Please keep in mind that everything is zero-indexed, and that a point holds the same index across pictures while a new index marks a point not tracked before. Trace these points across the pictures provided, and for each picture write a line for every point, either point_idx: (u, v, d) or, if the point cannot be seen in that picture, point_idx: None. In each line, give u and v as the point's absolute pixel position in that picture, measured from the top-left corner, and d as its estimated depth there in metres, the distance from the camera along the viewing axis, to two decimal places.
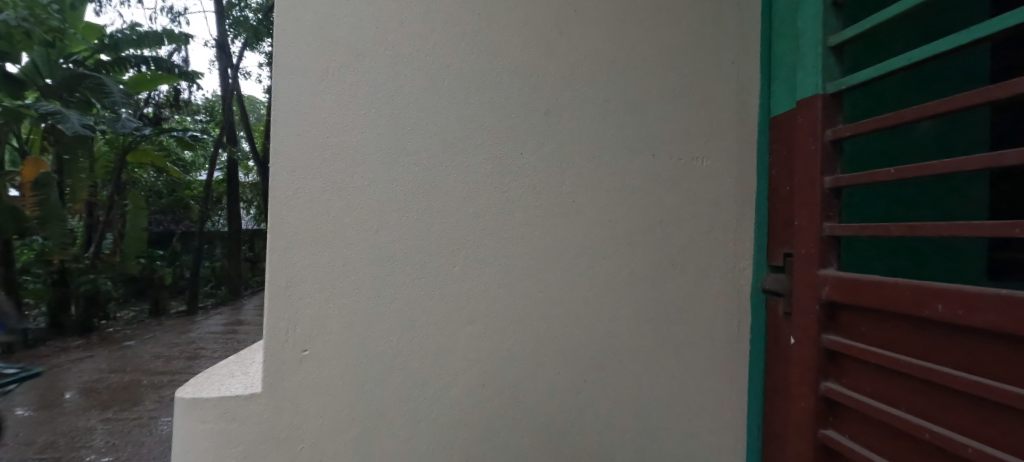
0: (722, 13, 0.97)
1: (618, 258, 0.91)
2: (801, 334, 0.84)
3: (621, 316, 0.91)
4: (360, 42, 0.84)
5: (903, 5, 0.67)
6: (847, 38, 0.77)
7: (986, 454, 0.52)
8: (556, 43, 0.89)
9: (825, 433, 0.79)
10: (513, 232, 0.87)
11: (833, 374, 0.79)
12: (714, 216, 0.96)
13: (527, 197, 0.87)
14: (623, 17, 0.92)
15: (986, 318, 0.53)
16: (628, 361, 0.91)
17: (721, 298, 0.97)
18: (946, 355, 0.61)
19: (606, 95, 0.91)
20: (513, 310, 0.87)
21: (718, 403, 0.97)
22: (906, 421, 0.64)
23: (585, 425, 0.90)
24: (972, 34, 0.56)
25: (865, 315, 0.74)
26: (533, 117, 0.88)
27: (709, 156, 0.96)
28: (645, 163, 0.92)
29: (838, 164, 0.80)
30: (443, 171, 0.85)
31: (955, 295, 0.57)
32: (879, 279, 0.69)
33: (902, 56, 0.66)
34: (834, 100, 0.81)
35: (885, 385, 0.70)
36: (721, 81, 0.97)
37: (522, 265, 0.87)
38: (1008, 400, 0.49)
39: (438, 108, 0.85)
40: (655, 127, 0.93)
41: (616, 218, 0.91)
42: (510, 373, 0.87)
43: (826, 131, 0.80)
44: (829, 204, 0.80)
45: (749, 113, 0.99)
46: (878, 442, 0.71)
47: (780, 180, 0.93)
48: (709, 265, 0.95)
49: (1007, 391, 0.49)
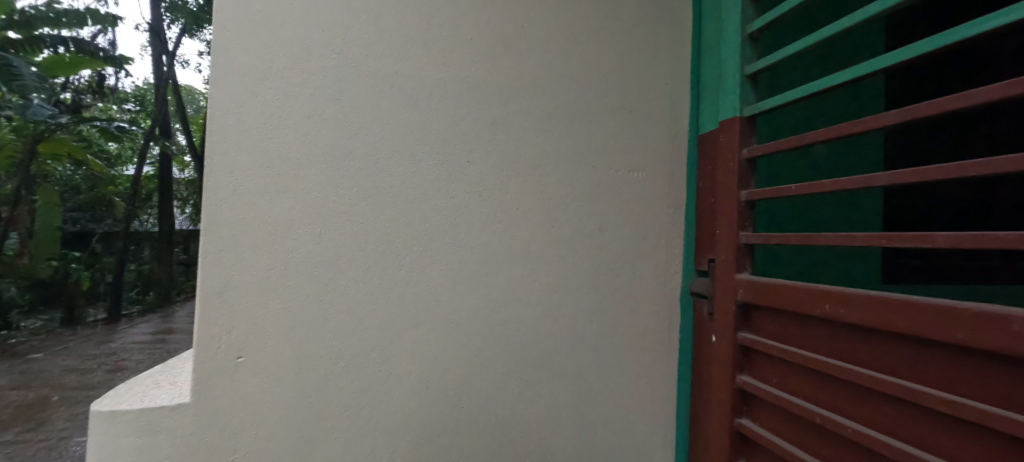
0: (658, 37, 1.06)
1: (560, 263, 0.96)
2: (721, 332, 0.94)
3: (564, 318, 0.96)
4: (306, 43, 0.83)
5: (802, 44, 0.79)
6: (760, 68, 0.89)
7: (867, 436, 0.64)
8: (504, 55, 0.93)
9: (739, 421, 0.89)
10: (459, 236, 0.89)
11: (745, 368, 0.90)
12: (649, 224, 1.04)
13: (474, 203, 0.90)
14: (567, 35, 0.98)
15: (862, 317, 0.65)
16: (569, 361, 0.96)
17: (655, 300, 1.04)
18: (833, 348, 0.73)
19: (551, 108, 0.96)
20: (458, 313, 0.89)
21: (650, 398, 1.04)
22: (800, 406, 0.75)
23: (527, 423, 0.94)
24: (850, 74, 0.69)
25: (770, 314, 0.85)
26: (481, 126, 0.91)
27: (644, 168, 1.03)
28: (587, 174, 0.98)
29: (752, 180, 0.91)
30: (389, 174, 0.86)
31: (840, 298, 0.69)
32: (782, 283, 0.80)
33: (802, 87, 0.78)
34: (748, 123, 0.92)
35: (785, 376, 0.81)
36: (656, 100, 1.05)
37: (467, 269, 0.89)
38: (884, 388, 0.61)
39: (385, 112, 0.86)
40: (597, 140, 0.99)
41: (558, 225, 0.96)
42: (454, 374, 0.89)
43: (742, 150, 0.91)
44: (744, 215, 0.90)
45: (680, 130, 1.08)
46: (780, 428, 0.82)
47: (705, 192, 1.02)
48: (645, 269, 1.03)
49: (883, 380, 0.61)
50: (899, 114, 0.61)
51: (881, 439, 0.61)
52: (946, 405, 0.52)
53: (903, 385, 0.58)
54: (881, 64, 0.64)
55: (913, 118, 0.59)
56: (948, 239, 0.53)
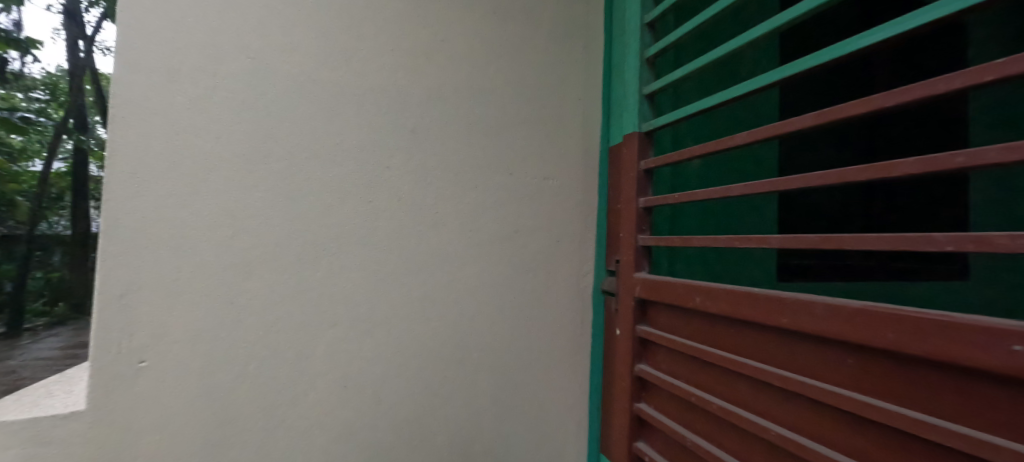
0: (572, 56, 1.16)
1: (478, 263, 1.02)
2: (624, 326, 1.05)
3: (481, 315, 1.02)
4: (218, 46, 0.83)
5: (684, 71, 0.94)
6: (655, 89, 1.01)
7: (725, 409, 0.77)
8: (425, 68, 0.98)
9: (637, 405, 1.00)
10: (377, 239, 0.93)
11: (642, 357, 1.01)
12: (563, 227, 1.13)
13: (393, 207, 0.94)
14: (487, 50, 1.05)
15: (722, 308, 0.79)
16: (487, 356, 1.03)
17: (569, 297, 1.13)
18: (702, 335, 0.86)
19: (470, 119, 1.02)
20: (376, 313, 0.92)
21: (565, 388, 1.13)
22: (680, 387, 0.87)
23: (446, 416, 0.99)
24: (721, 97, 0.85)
25: (661, 308, 0.97)
26: (400, 133, 0.95)
27: (560, 177, 1.12)
28: (505, 181, 1.05)
29: (650, 188, 1.02)
30: (307, 179, 0.88)
31: (707, 292, 0.82)
32: (667, 280, 0.92)
33: (686, 108, 0.92)
34: (646, 137, 1.03)
35: (671, 362, 0.93)
36: (570, 114, 1.15)
37: (386, 270, 0.93)
38: (738, 368, 0.74)
39: (303, 118, 0.88)
40: (515, 149, 1.07)
41: (477, 228, 1.02)
42: (373, 372, 0.92)
43: (641, 162, 1.02)
44: (642, 220, 1.01)
45: (593, 142, 1.18)
46: (668, 408, 0.94)
47: (613, 199, 1.13)
48: (559, 269, 1.12)
49: (737, 361, 0.75)
50: (747, 136, 0.76)
51: (735, 412, 0.75)
52: (777, 377, 0.67)
53: (751, 364, 0.72)
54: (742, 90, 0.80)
55: (756, 138, 0.74)
56: (779, 240, 0.69)
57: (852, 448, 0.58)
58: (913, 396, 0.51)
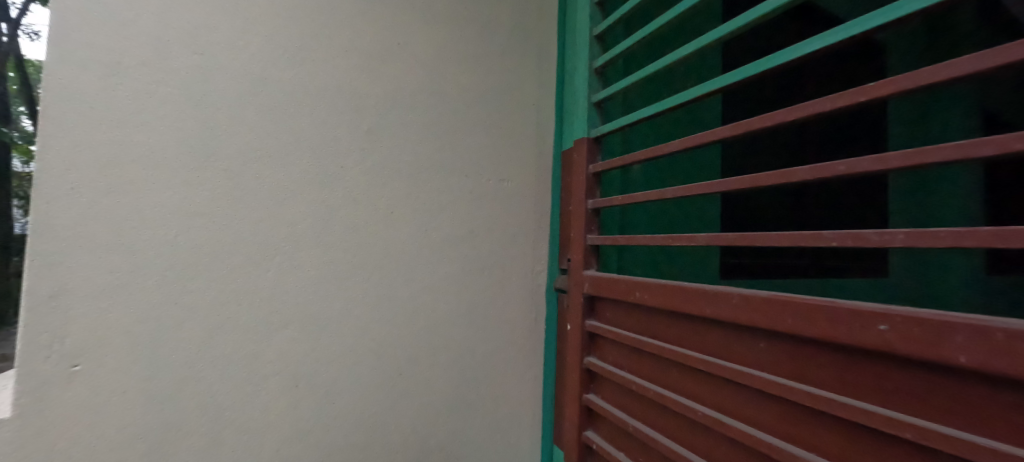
0: (527, 63, 1.21)
1: (434, 262, 1.05)
2: (574, 321, 1.10)
3: (437, 313, 1.05)
4: (163, 41, 0.82)
5: (628, 81, 1.01)
6: (603, 97, 1.08)
7: (662, 395, 0.83)
8: (381, 70, 1.00)
9: (587, 396, 1.06)
10: (331, 238, 0.93)
11: (591, 350, 1.07)
12: (518, 228, 1.17)
13: (348, 206, 0.95)
14: (443, 55, 1.08)
15: (658, 301, 0.86)
16: (443, 353, 1.05)
17: (523, 295, 1.18)
18: (642, 327, 0.93)
19: (428, 121, 1.05)
20: (329, 311, 0.93)
21: (520, 383, 1.18)
22: (624, 377, 0.94)
23: (401, 412, 1.00)
24: (665, 105, 0.92)
25: (607, 303, 1.03)
26: (356, 133, 0.97)
27: (514, 179, 1.17)
28: (461, 182, 1.09)
29: (598, 191, 1.09)
30: (259, 177, 0.87)
31: (646, 287, 0.89)
32: (612, 277, 0.98)
33: (632, 115, 0.99)
34: (594, 142, 1.10)
35: (617, 354, 0.99)
36: (525, 119, 1.20)
37: (342, 268, 0.94)
38: (671, 355, 0.81)
39: (254, 116, 0.88)
40: (471, 152, 1.11)
41: (433, 227, 1.05)
42: (326, 369, 0.93)
43: (590, 166, 1.08)
44: (591, 220, 1.07)
45: (546, 147, 1.24)
46: (614, 398, 1.00)
47: (565, 201, 1.19)
48: (514, 268, 1.17)
49: (671, 350, 0.82)
50: (681, 143, 0.84)
51: (670, 397, 0.81)
52: (704, 363, 0.74)
53: (681, 351, 0.80)
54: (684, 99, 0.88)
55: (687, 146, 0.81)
56: (704, 238, 0.77)
57: (761, 420, 0.66)
58: (806, 371, 0.60)
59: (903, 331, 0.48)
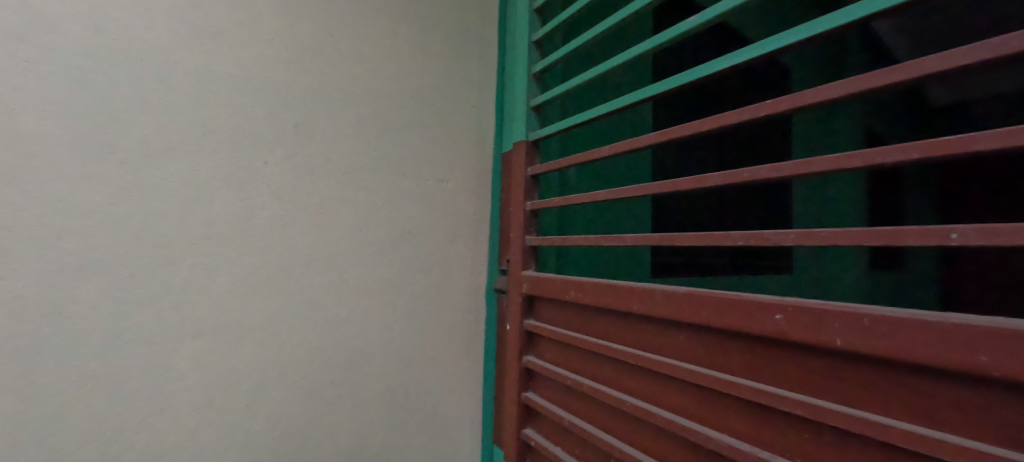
0: (468, 64, 1.21)
1: (369, 264, 1.00)
2: (513, 321, 1.12)
3: (372, 317, 1.01)
4: (41, 6, 0.69)
5: (564, 87, 1.04)
6: (541, 101, 1.11)
7: (595, 389, 0.87)
8: (311, 62, 0.95)
9: (525, 394, 1.08)
10: (252, 239, 0.86)
11: (529, 349, 1.09)
12: (457, 228, 1.16)
13: (273, 205, 0.88)
14: (380, 51, 1.05)
15: (591, 298, 0.89)
16: (379, 358, 1.02)
17: (463, 296, 1.17)
18: (577, 324, 0.96)
19: (362, 118, 1.01)
20: (250, 319, 0.86)
21: (460, 385, 1.17)
22: (561, 374, 0.96)
23: (333, 422, 0.95)
24: (597, 112, 0.96)
25: (545, 302, 1.05)
26: (282, 128, 0.90)
27: (454, 179, 1.16)
28: (399, 182, 1.06)
29: (536, 192, 1.11)
30: (164, 172, 0.78)
31: (580, 285, 0.92)
32: (549, 276, 1.01)
33: (568, 120, 1.02)
34: (533, 145, 1.12)
35: (554, 352, 1.02)
36: (465, 120, 1.20)
37: (265, 272, 0.87)
38: (604, 350, 0.85)
39: (160, 103, 0.78)
40: (410, 151, 1.08)
41: (368, 228, 1.01)
42: (246, 382, 0.85)
43: (528, 168, 1.11)
44: (529, 221, 1.09)
45: (487, 148, 1.24)
46: (551, 394, 1.02)
47: (505, 202, 1.21)
48: (453, 270, 1.15)
49: (604, 345, 0.85)
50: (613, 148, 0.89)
51: (604, 390, 0.85)
52: (632, 356, 0.79)
53: (613, 346, 0.84)
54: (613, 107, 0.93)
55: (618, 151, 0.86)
56: (632, 238, 0.81)
57: (682, 405, 0.72)
58: (718, 360, 0.66)
59: (795, 321, 0.54)
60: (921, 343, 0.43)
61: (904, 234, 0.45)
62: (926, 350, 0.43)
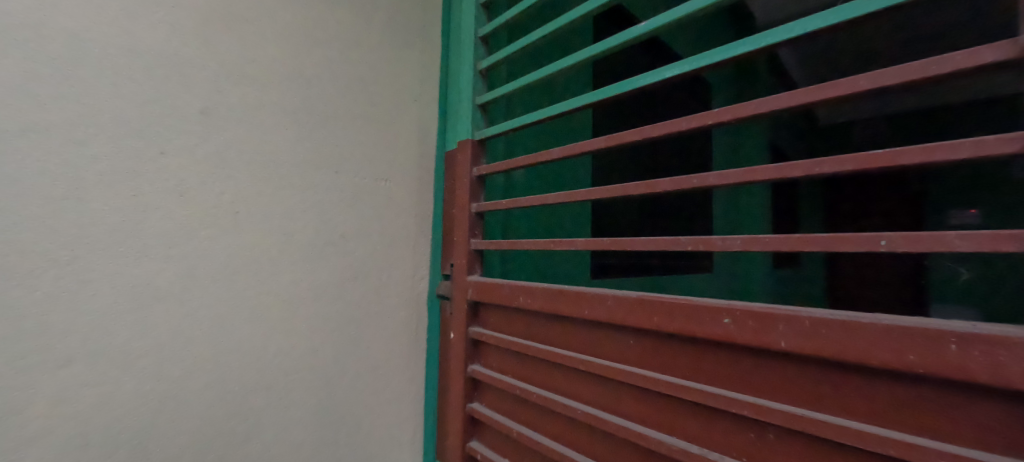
0: (409, 55, 1.13)
1: (294, 271, 0.90)
2: (458, 329, 1.06)
3: (296, 331, 0.90)
4: None
5: (512, 87, 1.01)
6: (488, 100, 1.06)
7: (544, 397, 0.85)
8: (225, 38, 0.81)
9: (471, 406, 1.02)
10: (144, 244, 0.71)
11: (475, 358, 1.04)
12: (397, 231, 1.08)
13: (173, 203, 0.74)
14: (308, 34, 0.94)
15: (541, 304, 0.86)
16: (305, 376, 0.91)
17: (403, 303, 1.09)
18: (525, 331, 0.93)
19: (287, 107, 0.90)
20: (143, 341, 0.71)
21: (399, 400, 1.08)
22: (508, 383, 0.92)
23: (251, 453, 0.83)
24: (542, 114, 0.93)
25: (492, 309, 1.01)
26: (186, 112, 0.76)
27: (393, 178, 1.08)
28: (330, 180, 0.96)
29: (481, 194, 1.07)
30: (11, 158, 0.60)
31: (529, 291, 0.89)
32: (497, 282, 0.97)
33: (515, 120, 0.99)
34: (479, 145, 1.08)
35: (502, 360, 0.98)
36: (405, 115, 1.12)
37: (162, 283, 0.73)
38: (554, 358, 0.83)
39: (12, 70, 0.60)
40: (343, 146, 0.99)
41: (294, 231, 0.90)
42: (137, 418, 0.71)
43: (474, 168, 1.06)
44: (474, 224, 1.05)
45: (430, 146, 1.17)
46: (498, 404, 0.98)
47: (449, 203, 1.15)
48: (392, 276, 1.07)
49: (553, 352, 0.83)
50: (561, 151, 0.86)
51: (553, 399, 0.83)
52: (583, 362, 0.77)
53: (562, 353, 0.81)
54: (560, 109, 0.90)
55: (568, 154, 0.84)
56: (582, 242, 0.80)
57: (631, 410, 0.71)
58: (667, 364, 0.66)
59: (743, 324, 0.56)
60: (857, 343, 0.46)
61: (841, 241, 0.48)
62: (861, 350, 0.46)
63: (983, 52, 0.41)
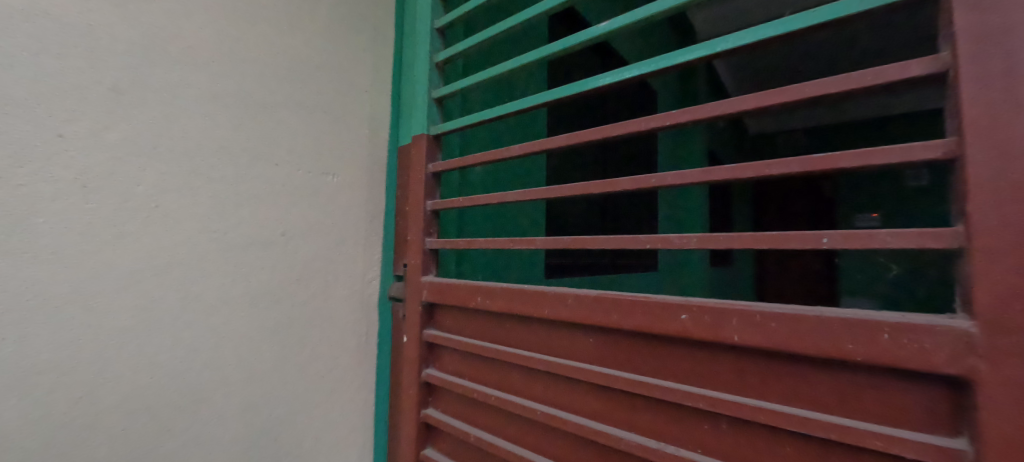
0: (359, 42, 1.06)
1: (226, 273, 0.80)
2: (411, 332, 1.01)
3: (228, 341, 0.81)
4: None
5: (470, 81, 0.97)
6: (444, 95, 1.02)
7: (502, 399, 0.83)
8: (140, 6, 0.71)
9: (425, 412, 0.98)
10: (33, 244, 0.59)
11: (429, 362, 1.00)
12: (345, 229, 1.01)
13: (72, 195, 0.63)
14: (243, 11, 0.85)
15: (499, 304, 0.84)
16: (239, 390, 0.82)
17: (351, 307, 1.03)
18: (483, 331, 0.90)
19: (217, 90, 0.80)
20: (33, 359, 0.59)
21: (347, 410, 1.01)
22: (465, 386, 0.89)
23: None
24: (499, 111, 0.90)
25: (447, 310, 0.97)
26: (91, 89, 0.65)
27: (340, 173, 1.00)
28: (269, 173, 0.87)
29: (437, 192, 1.03)
30: None
31: (488, 291, 0.87)
32: (454, 282, 0.93)
33: (472, 116, 0.96)
34: (435, 140, 1.04)
35: (458, 363, 0.94)
36: (355, 105, 1.05)
37: (58, 291, 0.62)
38: (512, 358, 0.81)
39: None
40: (284, 137, 0.90)
41: (225, 228, 0.81)
42: (24, 452, 0.58)
43: (429, 165, 1.02)
44: (430, 223, 1.01)
45: (381, 140, 1.11)
46: (454, 408, 0.95)
47: (402, 200, 1.10)
48: (338, 277, 1.00)
49: (512, 353, 0.81)
50: (519, 148, 0.84)
51: (511, 400, 0.81)
52: (542, 362, 0.76)
53: (521, 353, 0.80)
54: (516, 107, 0.88)
55: (527, 151, 0.83)
56: (540, 240, 0.79)
57: (590, 408, 0.71)
58: (625, 361, 0.67)
59: (699, 319, 0.58)
60: (803, 335, 0.49)
61: (787, 239, 0.50)
62: (805, 342, 0.49)
63: (913, 66, 0.45)
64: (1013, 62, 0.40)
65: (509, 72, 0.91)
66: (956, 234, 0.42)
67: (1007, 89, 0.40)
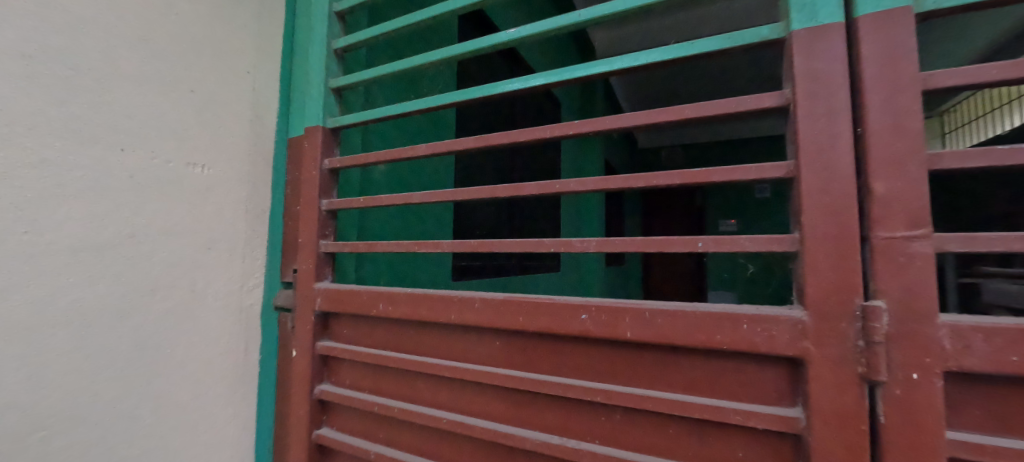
0: (237, 15, 0.92)
1: (43, 285, 0.62)
2: (301, 346, 0.90)
3: (45, 374, 0.62)
4: None
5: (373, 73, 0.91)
6: (343, 85, 0.94)
7: (406, 411, 0.78)
8: None
9: (318, 433, 0.88)
10: None
11: (323, 377, 0.90)
12: (217, 230, 0.86)
13: None
14: None
15: (403, 310, 0.79)
16: (63, 435, 0.64)
17: (224, 321, 0.88)
18: (385, 340, 0.84)
19: (32, 48, 0.62)
20: None
21: (219, 441, 0.86)
22: (365, 400, 0.82)
23: None
24: (404, 107, 0.85)
25: (345, 319, 0.89)
26: None
27: (212, 164, 0.86)
28: (110, 160, 0.70)
29: (334, 190, 0.94)
30: None
31: (390, 297, 0.81)
32: (352, 288, 0.86)
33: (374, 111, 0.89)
34: (332, 133, 0.95)
35: (357, 376, 0.87)
36: (232, 87, 0.90)
37: None
38: (417, 367, 0.77)
39: None
40: (132, 116, 0.74)
41: (42, 227, 0.62)
42: None
43: (325, 160, 0.92)
44: (325, 224, 0.91)
45: (267, 129, 0.97)
46: (352, 425, 0.87)
47: (292, 198, 0.98)
48: (209, 286, 0.85)
49: (416, 361, 0.77)
50: (426, 147, 0.81)
51: (416, 411, 0.77)
52: (449, 369, 0.74)
53: (426, 361, 0.76)
54: (423, 105, 0.84)
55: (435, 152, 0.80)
56: (447, 243, 0.77)
57: (496, 412, 0.71)
58: (530, 362, 0.68)
59: (598, 318, 0.61)
60: (684, 329, 0.55)
61: (672, 243, 0.56)
62: (685, 335, 0.55)
63: (765, 98, 0.54)
64: (831, 102, 0.50)
65: (416, 68, 0.87)
66: (794, 239, 0.51)
67: (827, 126, 0.50)
